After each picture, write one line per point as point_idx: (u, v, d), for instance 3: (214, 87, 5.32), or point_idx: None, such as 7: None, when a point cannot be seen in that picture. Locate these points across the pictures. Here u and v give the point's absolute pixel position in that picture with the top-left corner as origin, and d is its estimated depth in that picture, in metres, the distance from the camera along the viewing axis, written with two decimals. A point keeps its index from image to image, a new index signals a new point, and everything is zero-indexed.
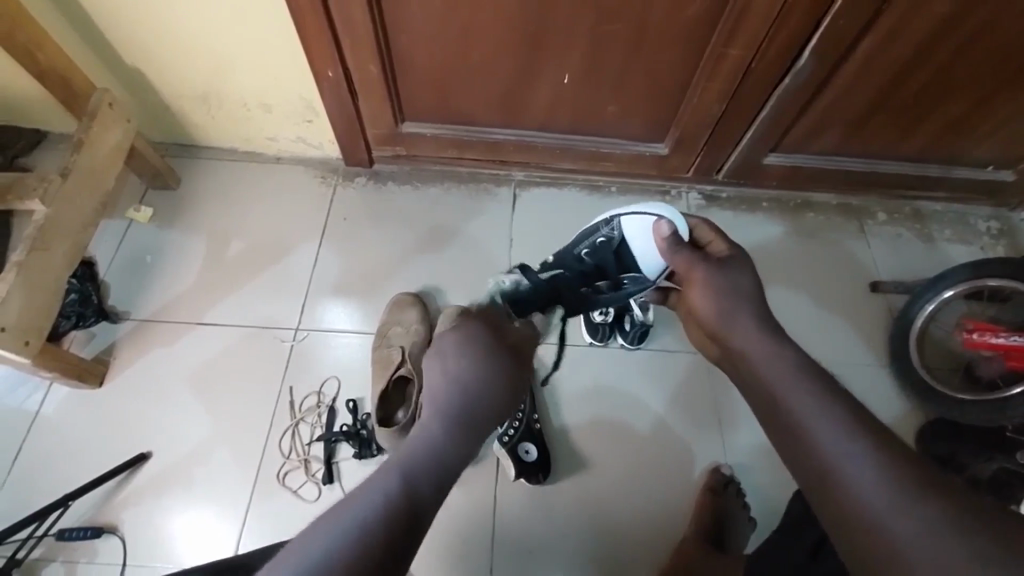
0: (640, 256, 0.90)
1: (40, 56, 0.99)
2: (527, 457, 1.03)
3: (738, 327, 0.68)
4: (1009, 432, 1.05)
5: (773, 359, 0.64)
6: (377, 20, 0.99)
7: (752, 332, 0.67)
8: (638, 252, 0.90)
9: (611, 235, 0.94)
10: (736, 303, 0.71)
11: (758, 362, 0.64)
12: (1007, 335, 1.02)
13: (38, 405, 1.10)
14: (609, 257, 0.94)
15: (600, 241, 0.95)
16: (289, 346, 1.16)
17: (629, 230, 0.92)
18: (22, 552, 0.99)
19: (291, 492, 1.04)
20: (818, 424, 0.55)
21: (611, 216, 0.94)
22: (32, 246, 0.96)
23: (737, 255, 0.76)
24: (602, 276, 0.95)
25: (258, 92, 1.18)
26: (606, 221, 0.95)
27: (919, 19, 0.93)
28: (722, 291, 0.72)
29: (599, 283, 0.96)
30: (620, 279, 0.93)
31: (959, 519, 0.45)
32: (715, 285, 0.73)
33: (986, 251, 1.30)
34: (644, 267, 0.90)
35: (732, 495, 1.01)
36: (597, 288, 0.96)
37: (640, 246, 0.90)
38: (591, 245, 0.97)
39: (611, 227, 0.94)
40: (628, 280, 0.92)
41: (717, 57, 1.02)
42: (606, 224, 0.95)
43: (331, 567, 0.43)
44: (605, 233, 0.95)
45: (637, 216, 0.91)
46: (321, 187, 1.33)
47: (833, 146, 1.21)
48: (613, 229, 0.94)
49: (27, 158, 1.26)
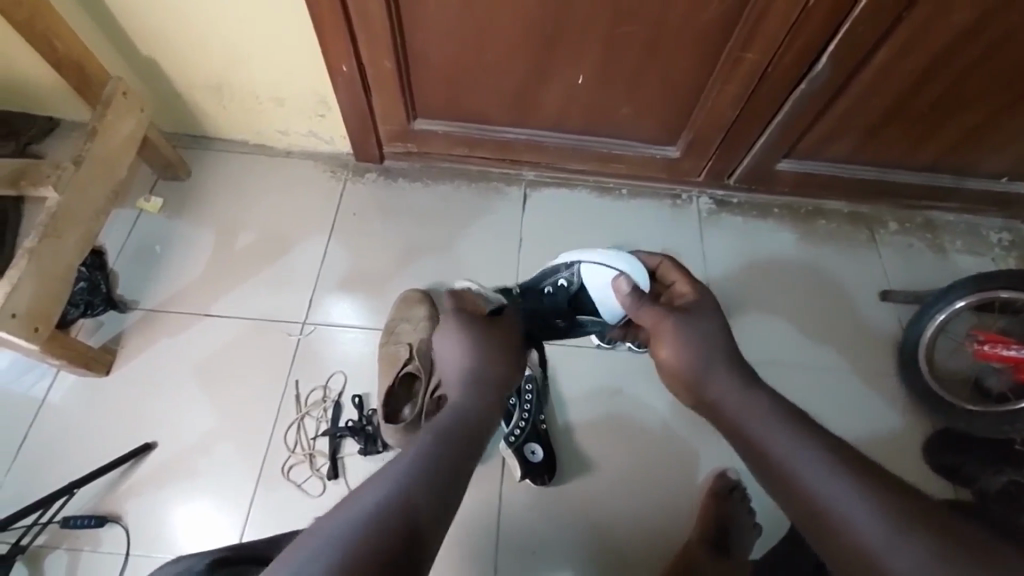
0: (598, 301, 0.90)
1: (57, 44, 0.99)
2: (533, 457, 1.02)
3: (719, 364, 0.67)
4: (1017, 446, 1.06)
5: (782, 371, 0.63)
6: (394, 16, 0.99)
7: (735, 367, 0.67)
8: (597, 301, 0.90)
9: (571, 278, 0.93)
10: (713, 332, 0.71)
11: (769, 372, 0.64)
12: (1019, 348, 1.02)
13: (44, 393, 1.10)
14: (564, 302, 0.94)
15: (558, 284, 0.94)
16: (296, 340, 1.16)
17: (588, 278, 0.91)
18: (27, 539, 1.00)
19: (295, 486, 1.04)
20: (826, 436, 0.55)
21: (572, 260, 0.93)
22: (44, 232, 0.96)
23: (704, 302, 0.76)
24: (558, 314, 0.94)
25: (272, 85, 1.19)
26: (565, 263, 0.94)
27: (939, 27, 0.92)
28: (692, 342, 0.70)
29: (556, 321, 0.94)
30: (576, 319, 0.94)
31: None
32: (685, 341, 0.70)
33: (996, 263, 1.30)
34: (603, 313, 0.91)
35: (738, 500, 1.00)
36: (555, 325, 0.94)
37: (598, 295, 0.90)
38: (550, 287, 0.95)
39: (570, 271, 0.93)
40: (586, 322, 0.94)
41: (732, 61, 1.02)
42: (566, 266, 0.94)
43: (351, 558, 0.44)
44: (565, 276, 0.94)
45: (593, 263, 0.89)
46: (331, 181, 1.34)
47: (847, 153, 1.20)
48: (573, 273, 0.93)
49: (39, 145, 1.26)
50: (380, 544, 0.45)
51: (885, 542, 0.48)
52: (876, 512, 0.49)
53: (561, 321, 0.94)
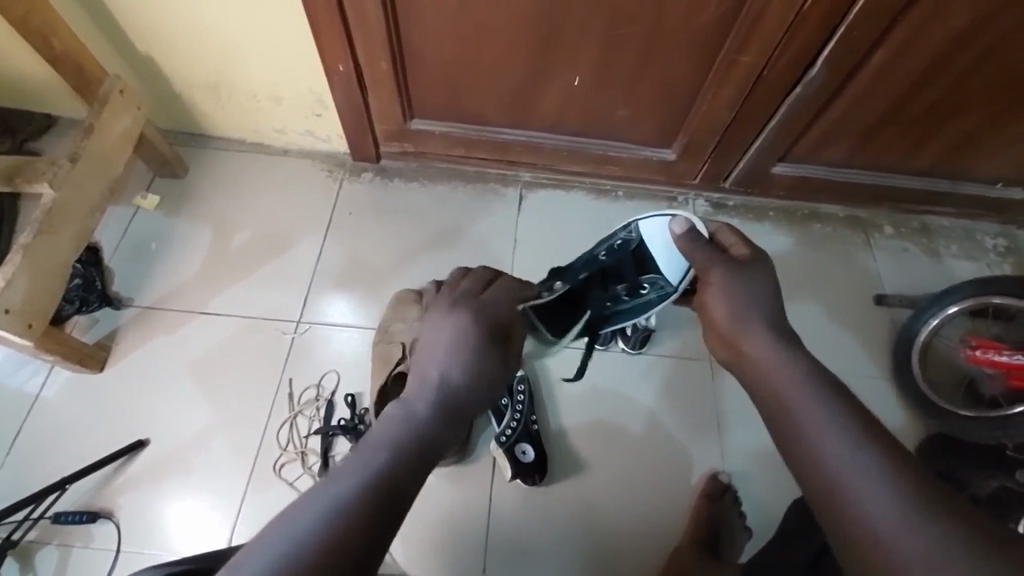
0: (665, 252, 0.86)
1: (54, 41, 0.99)
2: (523, 458, 1.03)
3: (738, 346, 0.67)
4: (1009, 451, 1.04)
5: (793, 361, 0.63)
6: (391, 15, 0.99)
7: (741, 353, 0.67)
8: (660, 251, 0.87)
9: (629, 237, 0.91)
10: (760, 291, 0.71)
11: (791, 356, 0.63)
12: (1011, 353, 1.02)
13: (38, 389, 1.10)
14: (628, 259, 0.91)
15: (618, 244, 0.92)
16: (290, 338, 1.17)
17: (649, 231, 0.89)
18: (19, 534, 1.00)
19: (286, 484, 1.05)
20: (832, 429, 0.55)
21: (629, 221, 0.92)
22: (39, 229, 0.96)
23: (759, 263, 0.75)
24: (622, 280, 0.91)
25: (268, 84, 1.19)
26: (624, 226, 0.93)
27: (934, 32, 0.92)
28: (737, 295, 0.71)
29: (620, 286, 0.91)
30: (638, 281, 0.89)
31: (966, 539, 0.45)
32: (729, 293, 0.72)
33: (992, 268, 1.30)
34: (664, 268, 0.86)
35: (728, 502, 1.01)
36: (618, 292, 0.91)
37: (657, 243, 0.87)
38: (609, 249, 0.93)
39: (629, 230, 0.91)
40: (648, 284, 0.88)
41: (728, 64, 1.02)
42: (624, 227, 0.93)
43: (342, 537, 0.45)
44: (624, 237, 0.92)
45: (652, 217, 0.89)
46: (328, 180, 1.34)
47: (842, 157, 1.20)
48: (631, 232, 0.91)
49: (37, 142, 1.26)
50: (351, 535, 0.45)
51: (872, 549, 0.48)
52: (866, 512, 0.49)
53: (621, 290, 0.91)
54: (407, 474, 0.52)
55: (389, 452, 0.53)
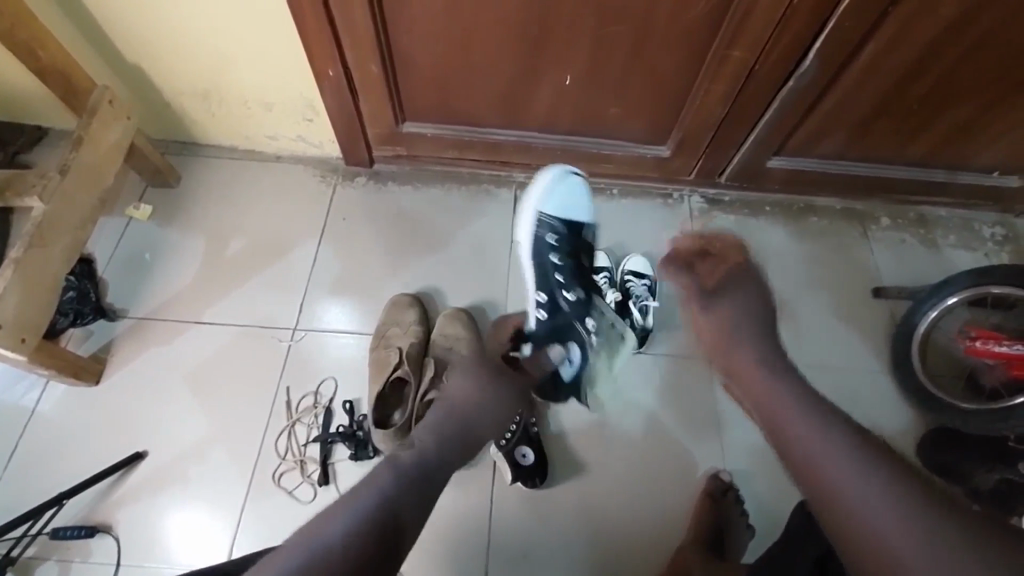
0: (575, 209, 1.08)
1: (41, 53, 0.98)
2: (523, 461, 1.01)
3: None
4: (1010, 441, 1.03)
5: None
6: (379, 18, 0.99)
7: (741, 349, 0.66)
8: (576, 212, 1.08)
9: (554, 230, 1.05)
10: None
11: None
12: (1010, 344, 1.01)
13: (33, 403, 1.10)
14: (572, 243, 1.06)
15: (553, 242, 1.05)
16: (286, 346, 1.16)
17: (557, 207, 1.07)
18: (17, 549, 0.99)
19: (286, 492, 1.04)
20: None
21: (535, 220, 1.05)
22: (30, 243, 0.95)
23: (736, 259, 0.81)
24: (579, 256, 1.07)
25: (259, 90, 1.18)
26: (538, 227, 1.05)
27: (926, 21, 0.91)
28: None
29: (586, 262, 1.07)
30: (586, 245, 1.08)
31: None
32: None
33: (990, 258, 1.29)
34: (580, 218, 1.09)
35: (731, 501, 1.00)
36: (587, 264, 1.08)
37: (571, 207, 1.08)
38: (551, 252, 1.04)
39: (544, 226, 1.05)
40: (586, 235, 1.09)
41: (720, 59, 1.01)
42: (541, 230, 1.05)
43: None
44: (551, 235, 1.05)
45: (542, 199, 1.07)
46: (321, 185, 1.33)
47: (836, 150, 1.19)
48: (550, 224, 1.05)
49: (28, 154, 1.26)
50: None
51: None
52: None
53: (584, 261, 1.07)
54: (399, 505, 0.60)
55: (383, 492, 0.60)
